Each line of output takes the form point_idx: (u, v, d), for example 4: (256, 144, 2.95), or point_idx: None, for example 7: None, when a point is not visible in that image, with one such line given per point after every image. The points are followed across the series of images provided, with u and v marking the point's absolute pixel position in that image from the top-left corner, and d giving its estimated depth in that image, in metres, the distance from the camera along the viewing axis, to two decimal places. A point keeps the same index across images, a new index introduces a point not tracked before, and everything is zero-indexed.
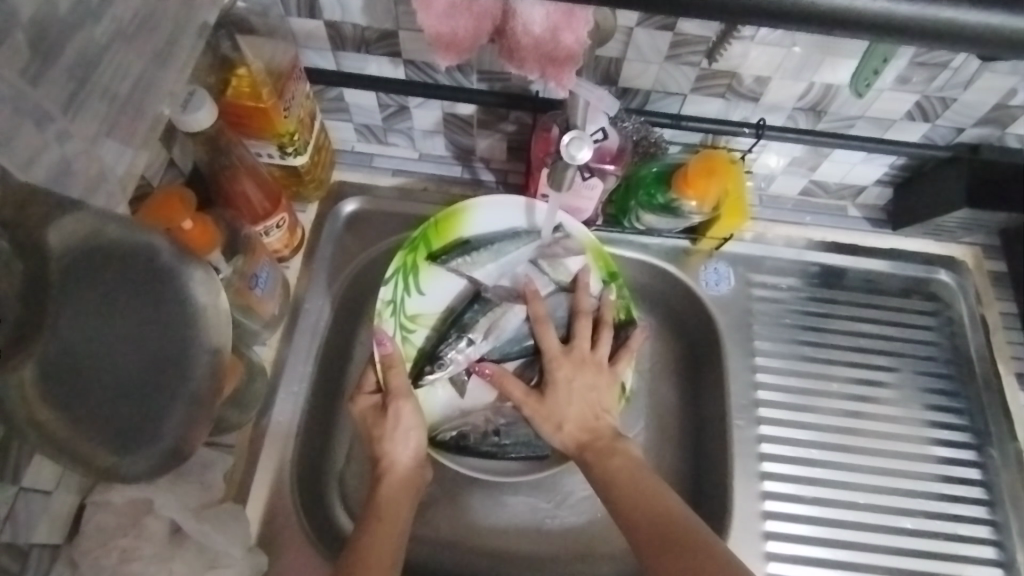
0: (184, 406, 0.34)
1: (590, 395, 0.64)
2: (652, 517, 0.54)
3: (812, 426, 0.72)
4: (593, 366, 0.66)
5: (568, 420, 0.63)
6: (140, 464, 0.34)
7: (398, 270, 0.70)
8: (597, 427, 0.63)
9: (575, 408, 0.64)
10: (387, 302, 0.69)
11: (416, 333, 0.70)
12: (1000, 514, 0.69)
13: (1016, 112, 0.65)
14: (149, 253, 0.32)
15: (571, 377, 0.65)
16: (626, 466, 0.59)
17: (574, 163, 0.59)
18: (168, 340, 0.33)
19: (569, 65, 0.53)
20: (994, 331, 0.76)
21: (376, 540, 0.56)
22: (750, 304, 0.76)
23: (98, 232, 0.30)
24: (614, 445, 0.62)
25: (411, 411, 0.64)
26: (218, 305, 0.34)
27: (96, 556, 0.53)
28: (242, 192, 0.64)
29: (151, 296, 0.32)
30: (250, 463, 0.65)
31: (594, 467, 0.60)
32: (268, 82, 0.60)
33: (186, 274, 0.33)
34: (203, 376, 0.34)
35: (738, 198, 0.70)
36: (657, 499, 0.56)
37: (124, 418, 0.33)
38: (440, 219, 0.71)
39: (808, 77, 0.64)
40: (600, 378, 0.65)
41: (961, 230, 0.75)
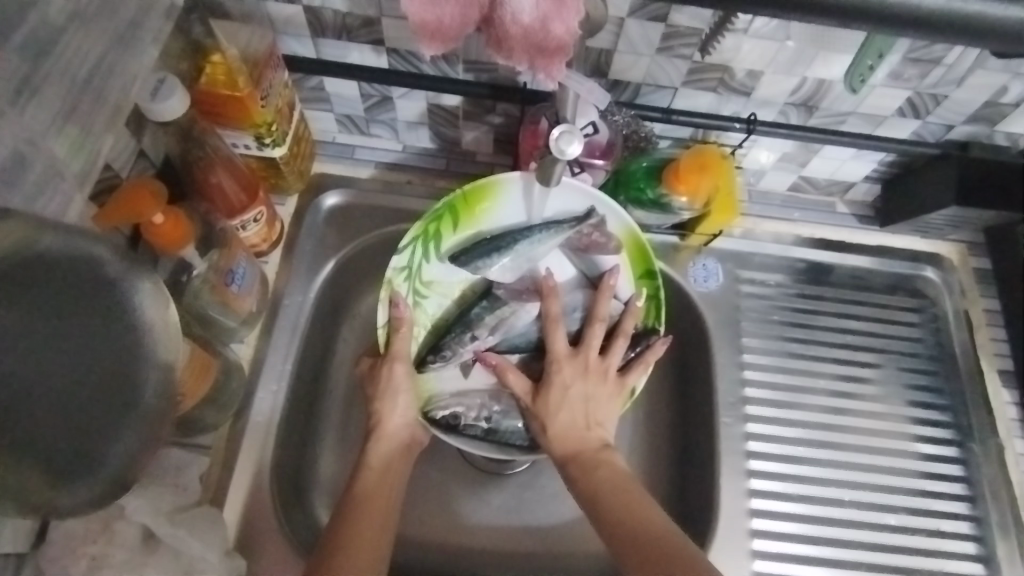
0: (134, 425, 0.33)
1: (584, 404, 0.62)
2: (621, 504, 0.55)
3: (798, 423, 0.72)
4: (597, 374, 0.64)
5: (556, 426, 0.62)
6: (81, 492, 0.33)
7: (418, 238, 0.68)
8: (587, 438, 0.61)
9: (567, 416, 0.62)
10: (402, 268, 0.68)
11: (428, 300, 0.70)
12: (981, 509, 0.70)
13: (1006, 109, 0.65)
14: (94, 264, 0.33)
15: (569, 383, 0.63)
16: (613, 481, 0.57)
17: (564, 157, 0.56)
18: (121, 355, 0.33)
19: (560, 55, 0.52)
20: (978, 328, 0.76)
21: (361, 529, 0.55)
22: (738, 300, 0.76)
23: (29, 240, 0.32)
24: (600, 457, 0.60)
25: (404, 374, 0.65)
26: (166, 317, 0.34)
27: (64, 565, 0.51)
28: (216, 183, 0.61)
29: (95, 305, 0.32)
30: (227, 464, 0.63)
31: (579, 480, 0.58)
32: (243, 70, 0.57)
33: (131, 284, 0.33)
34: (155, 396, 0.33)
35: (729, 194, 0.69)
36: (626, 488, 0.57)
37: (70, 441, 0.32)
38: (470, 191, 0.68)
39: (801, 72, 0.63)
40: (600, 388, 0.63)
41: (948, 227, 0.75)
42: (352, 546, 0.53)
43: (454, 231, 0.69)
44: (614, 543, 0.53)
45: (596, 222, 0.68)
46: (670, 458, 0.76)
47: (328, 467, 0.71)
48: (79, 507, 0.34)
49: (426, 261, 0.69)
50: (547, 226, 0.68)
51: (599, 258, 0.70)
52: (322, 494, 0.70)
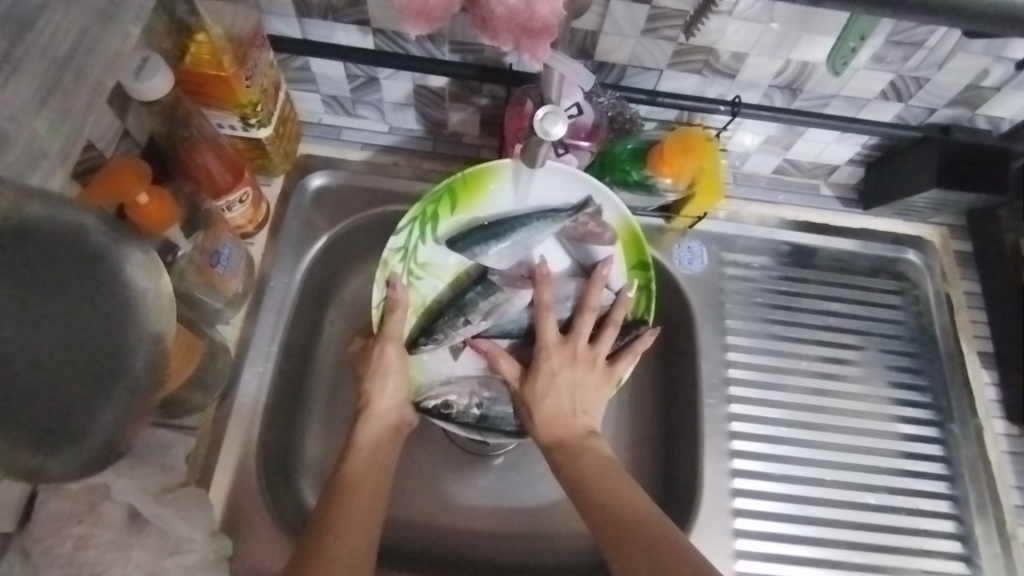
0: (120, 398, 0.33)
1: (570, 392, 0.63)
2: (604, 490, 0.56)
3: (781, 404, 0.73)
4: (585, 363, 0.64)
5: (542, 412, 0.62)
6: (69, 460, 0.33)
7: (416, 219, 0.68)
8: (573, 425, 0.62)
9: (553, 404, 0.62)
10: (398, 249, 0.68)
11: (423, 281, 0.69)
12: (960, 489, 0.71)
13: (987, 93, 0.66)
14: (81, 235, 0.33)
15: (556, 371, 0.63)
16: (593, 460, 0.59)
17: (550, 138, 0.56)
18: (108, 325, 0.33)
19: (544, 36, 0.52)
20: (958, 310, 0.77)
21: (351, 508, 0.56)
22: (723, 283, 0.76)
23: (15, 211, 0.32)
24: (584, 444, 0.60)
25: (395, 356, 0.65)
26: (159, 289, 0.34)
27: (50, 544, 0.51)
28: (202, 164, 0.61)
29: (85, 275, 0.33)
30: (212, 445, 0.63)
31: (564, 466, 0.59)
32: (228, 49, 0.57)
33: (121, 254, 0.33)
34: (142, 365, 0.33)
35: (713, 176, 0.69)
36: (612, 474, 0.57)
37: (54, 407, 0.32)
38: (471, 175, 0.68)
39: (784, 55, 0.63)
40: (587, 376, 0.64)
41: (930, 210, 0.76)
42: (337, 531, 0.54)
43: (451, 213, 0.69)
44: (595, 523, 0.54)
45: (591, 212, 0.69)
46: (654, 439, 0.76)
47: (314, 448, 0.71)
48: (68, 475, 0.33)
49: (422, 243, 0.69)
50: (544, 218, 0.68)
51: (594, 248, 0.70)
52: (308, 475, 0.70)
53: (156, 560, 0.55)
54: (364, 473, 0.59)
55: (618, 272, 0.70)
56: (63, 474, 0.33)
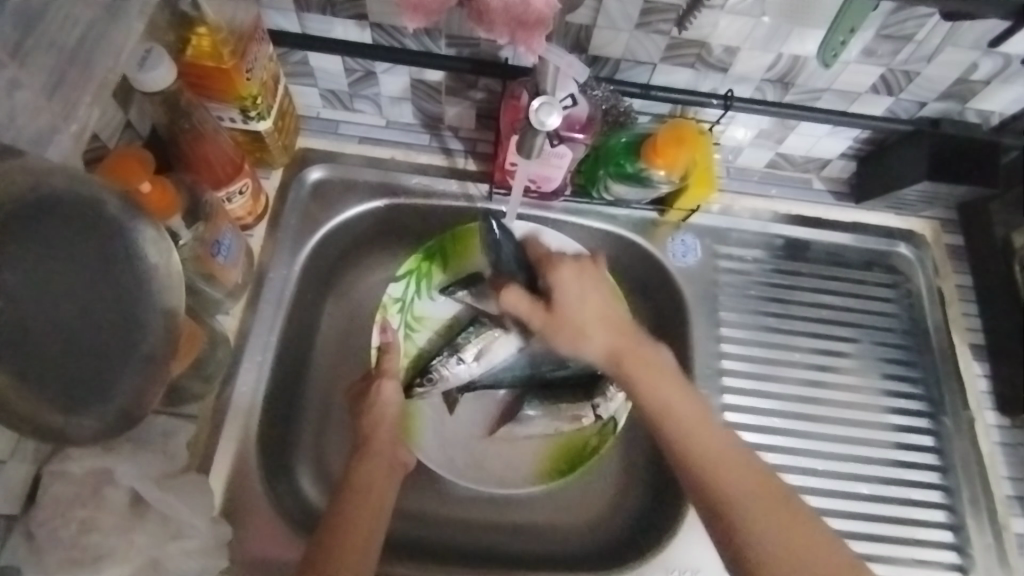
0: (137, 363, 0.40)
1: (593, 295, 0.65)
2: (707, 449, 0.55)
3: (775, 394, 0.73)
4: (592, 273, 0.66)
5: (581, 320, 0.64)
6: (91, 421, 0.39)
7: (411, 272, 0.76)
8: (626, 356, 0.62)
9: (604, 345, 0.63)
10: (397, 300, 0.75)
11: (419, 334, 0.75)
12: (952, 480, 0.72)
13: (977, 86, 0.67)
14: (94, 205, 0.37)
15: (583, 323, 0.64)
16: (699, 428, 0.57)
17: (544, 129, 0.58)
18: (127, 301, 0.39)
19: (539, 28, 0.54)
20: (950, 303, 0.78)
21: (357, 519, 0.58)
22: (716, 276, 0.77)
23: (40, 182, 0.35)
24: (646, 355, 0.62)
25: (393, 389, 0.68)
26: (168, 263, 0.39)
27: (53, 527, 0.51)
28: (203, 156, 0.62)
29: (105, 252, 0.38)
30: (212, 433, 0.64)
31: (629, 372, 0.61)
32: (228, 42, 0.58)
33: (133, 228, 0.38)
34: (157, 334, 0.40)
35: (705, 168, 0.70)
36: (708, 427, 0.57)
37: (79, 373, 0.38)
38: (458, 232, 0.76)
39: (776, 49, 0.64)
40: (588, 272, 0.66)
41: (921, 204, 0.77)
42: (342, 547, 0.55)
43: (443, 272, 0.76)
44: (738, 534, 0.52)
45: None
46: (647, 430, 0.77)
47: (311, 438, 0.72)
48: (88, 437, 0.40)
49: (418, 296, 0.75)
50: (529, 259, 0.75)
51: None
52: (306, 464, 0.71)
53: (157, 543, 0.55)
54: (368, 484, 0.61)
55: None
56: (81, 433, 0.39)
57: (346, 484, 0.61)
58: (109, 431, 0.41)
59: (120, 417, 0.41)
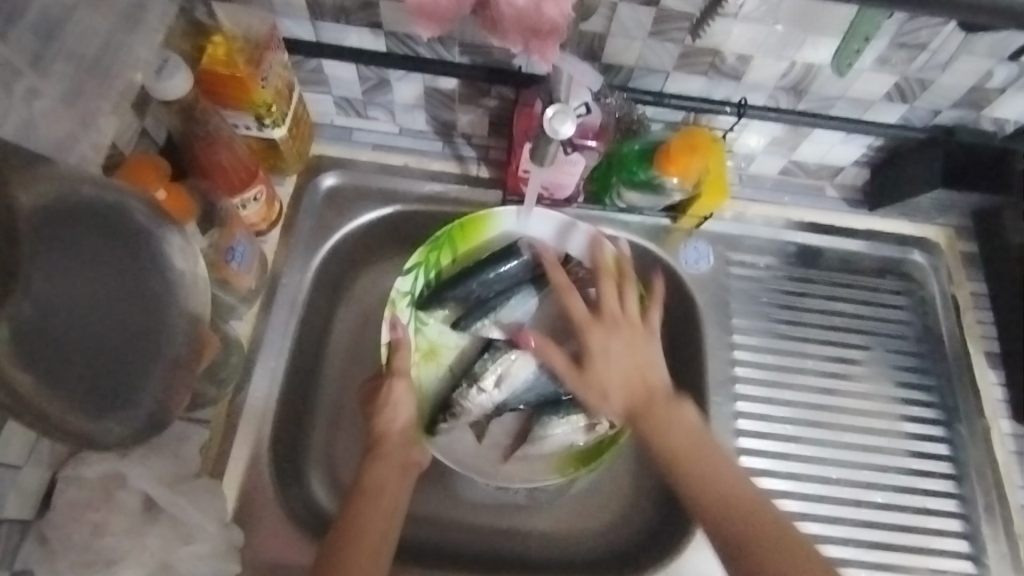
0: (161, 367, 0.40)
1: (629, 357, 0.59)
2: (718, 487, 0.54)
3: (787, 402, 0.73)
4: (629, 326, 0.61)
5: (611, 388, 0.59)
6: (114, 426, 0.39)
7: (420, 263, 0.72)
8: (652, 392, 0.58)
9: (620, 375, 0.59)
10: (404, 293, 0.72)
11: (429, 326, 0.73)
12: (967, 489, 0.71)
13: (991, 94, 0.67)
14: (124, 213, 0.37)
15: (607, 345, 0.60)
16: (734, 493, 0.53)
17: (557, 137, 0.58)
18: (153, 305, 0.39)
19: (553, 37, 0.54)
20: (964, 310, 0.78)
21: (365, 526, 0.57)
22: (728, 282, 0.77)
23: (73, 190, 0.35)
24: (669, 407, 0.57)
25: (404, 390, 0.66)
26: (193, 270, 0.40)
27: (67, 531, 0.52)
28: (218, 162, 0.62)
29: (132, 262, 0.38)
30: (225, 438, 0.64)
31: (648, 433, 0.57)
32: (245, 51, 0.59)
33: (162, 237, 0.39)
34: (181, 343, 0.40)
35: (719, 176, 0.70)
36: (708, 458, 0.55)
37: (107, 382, 0.38)
38: (468, 220, 0.72)
39: (790, 57, 0.64)
40: (637, 338, 0.60)
41: (935, 211, 0.77)
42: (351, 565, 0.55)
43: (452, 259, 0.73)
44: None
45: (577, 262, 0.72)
46: None
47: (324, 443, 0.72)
48: (107, 441, 0.40)
49: (426, 287, 0.72)
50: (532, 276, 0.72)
51: None
52: (318, 469, 0.71)
53: (170, 547, 0.56)
54: (381, 485, 0.61)
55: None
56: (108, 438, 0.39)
57: (358, 488, 0.60)
58: (139, 436, 0.41)
59: (149, 422, 0.41)
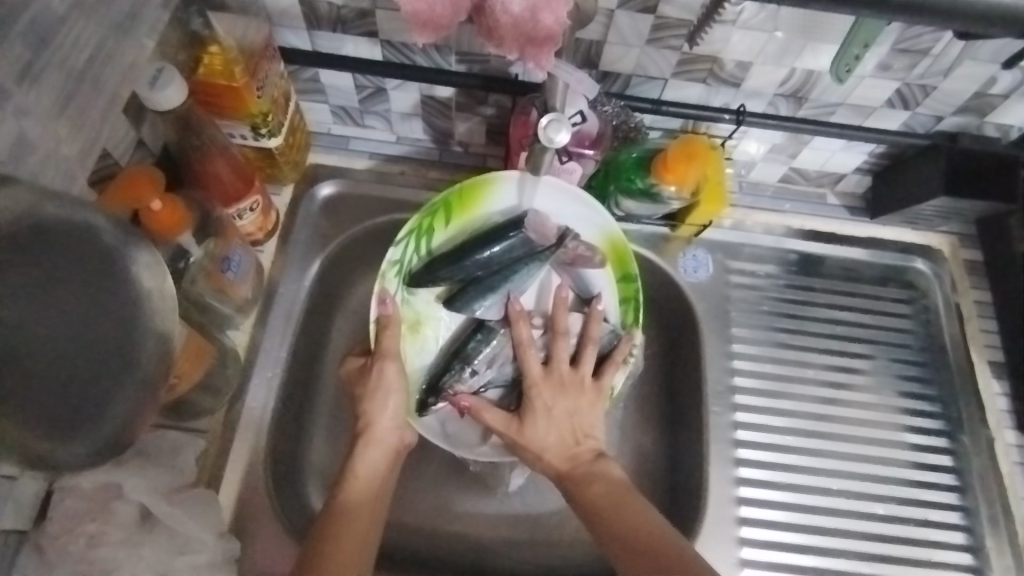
0: (132, 388, 0.34)
1: (568, 420, 0.63)
2: (629, 527, 0.55)
3: (787, 412, 0.72)
4: (574, 387, 0.65)
5: (547, 450, 0.63)
6: (82, 447, 0.34)
7: (412, 232, 0.69)
8: (579, 453, 0.63)
9: (555, 436, 0.63)
10: (394, 262, 0.69)
11: (417, 296, 0.71)
12: (971, 500, 0.70)
13: (995, 100, 0.66)
14: (91, 233, 0.34)
15: (551, 405, 0.63)
16: (640, 528, 0.55)
17: (552, 146, 0.57)
18: (114, 321, 0.34)
19: (548, 45, 0.54)
20: (968, 319, 0.77)
21: (341, 547, 0.55)
22: (728, 291, 0.76)
23: (35, 209, 0.33)
24: (593, 470, 0.61)
25: (394, 372, 0.65)
26: (163, 288, 0.35)
27: (63, 542, 0.52)
28: (213, 173, 0.62)
29: (95, 275, 0.34)
30: (221, 448, 0.64)
31: (575, 493, 0.60)
32: (240, 60, 0.58)
33: (130, 254, 0.35)
34: (151, 363, 0.35)
35: (717, 185, 0.70)
36: (629, 508, 0.57)
37: (63, 401, 0.33)
38: (466, 188, 0.69)
39: (789, 64, 0.63)
40: (580, 401, 0.64)
41: (938, 218, 0.76)
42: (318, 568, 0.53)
43: (446, 226, 0.70)
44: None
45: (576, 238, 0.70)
46: (657, 444, 0.76)
47: (321, 452, 0.72)
48: (78, 462, 0.35)
49: (416, 257, 0.70)
50: (527, 251, 0.68)
51: (588, 276, 0.72)
52: (315, 480, 0.71)
53: (163, 559, 0.56)
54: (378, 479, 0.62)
55: (610, 290, 0.73)
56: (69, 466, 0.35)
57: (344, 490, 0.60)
58: (101, 457, 0.36)
59: (111, 445, 0.35)
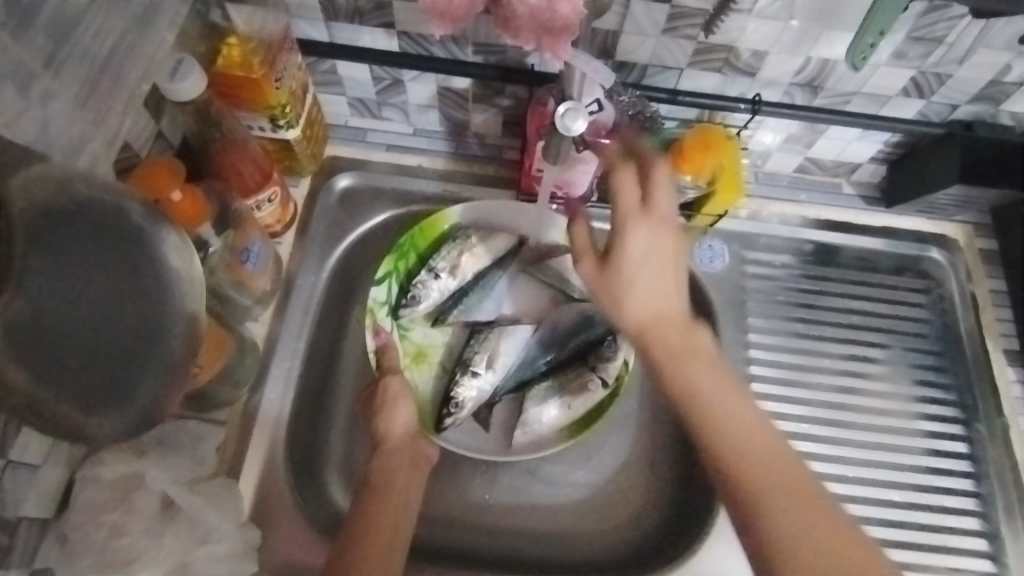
0: (158, 371, 0.37)
1: (661, 257, 0.51)
2: (744, 443, 0.46)
3: (803, 401, 0.73)
4: (664, 221, 0.52)
5: (642, 299, 0.51)
6: (111, 422, 0.36)
7: (388, 273, 0.70)
8: (674, 313, 0.51)
9: (650, 280, 0.51)
10: (382, 303, 0.70)
11: (413, 330, 0.72)
12: (987, 487, 0.70)
13: (1010, 88, 0.66)
14: (121, 214, 0.36)
15: (645, 237, 0.51)
16: (788, 477, 0.44)
17: (569, 134, 0.57)
18: (144, 305, 0.36)
19: (566, 35, 0.54)
20: (984, 308, 0.77)
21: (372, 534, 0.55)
22: (744, 281, 0.77)
23: (63, 188, 0.34)
24: (689, 334, 0.50)
25: (400, 386, 0.65)
26: (191, 267, 0.38)
27: (85, 531, 0.53)
28: (231, 164, 0.62)
29: (126, 254, 0.36)
30: (241, 439, 0.64)
31: (672, 351, 0.49)
32: (258, 52, 0.59)
33: (156, 235, 0.37)
34: (178, 343, 0.37)
35: (733, 173, 0.69)
36: (747, 426, 0.46)
37: (96, 378, 0.36)
38: (426, 223, 0.71)
39: (805, 52, 0.63)
40: (676, 235, 0.52)
41: (953, 208, 0.76)
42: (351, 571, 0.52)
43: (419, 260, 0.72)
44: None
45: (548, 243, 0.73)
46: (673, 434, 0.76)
47: None
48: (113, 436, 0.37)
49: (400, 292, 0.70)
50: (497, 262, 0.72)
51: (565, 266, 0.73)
52: (336, 469, 0.68)
53: (185, 548, 0.56)
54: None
55: None
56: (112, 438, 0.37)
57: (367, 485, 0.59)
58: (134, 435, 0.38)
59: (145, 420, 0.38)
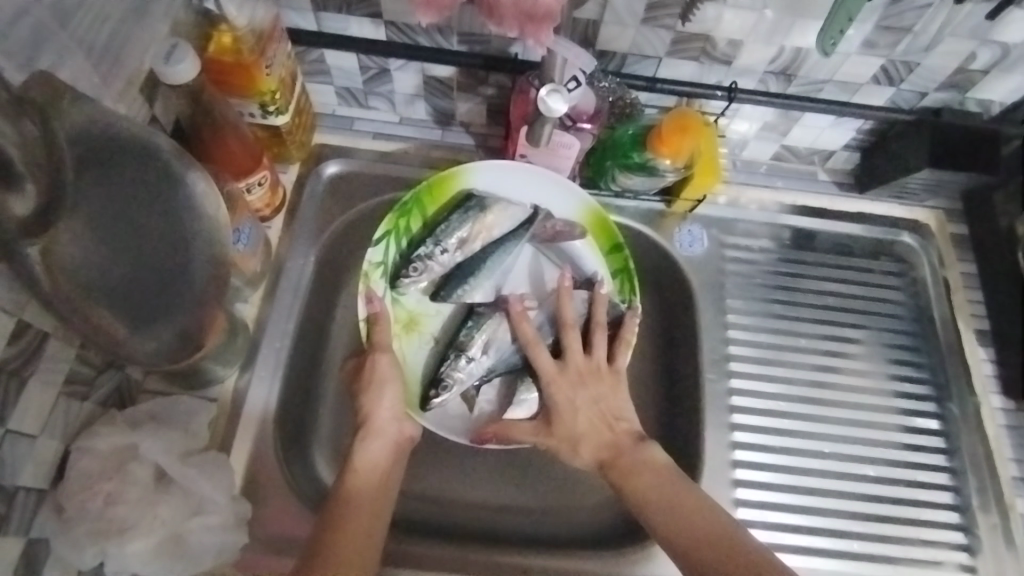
0: (192, 306, 0.46)
1: (593, 409, 0.65)
2: (694, 534, 0.56)
3: (781, 379, 0.75)
4: (592, 374, 0.66)
5: (581, 442, 0.65)
6: (147, 340, 0.45)
7: (388, 233, 0.70)
8: (616, 439, 0.64)
9: (588, 428, 0.65)
10: (377, 264, 0.70)
11: (408, 295, 0.72)
12: (958, 461, 0.72)
13: (975, 76, 0.68)
14: (149, 152, 0.43)
15: (573, 397, 0.65)
16: (712, 544, 0.56)
17: (552, 115, 0.62)
18: (178, 241, 0.44)
19: (547, 22, 0.56)
20: (955, 291, 0.79)
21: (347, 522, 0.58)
22: (723, 265, 0.79)
23: (99, 122, 0.42)
24: (632, 458, 0.63)
25: (389, 365, 0.67)
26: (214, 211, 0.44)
27: (82, 499, 0.53)
28: (224, 147, 0.63)
29: (159, 189, 0.43)
30: (232, 417, 0.65)
31: (622, 485, 0.62)
32: (249, 41, 0.60)
33: (189, 176, 0.43)
34: (202, 279, 0.45)
35: (711, 158, 0.72)
36: (694, 514, 0.58)
37: (140, 298, 0.45)
38: (436, 183, 0.72)
39: (779, 41, 0.66)
40: (601, 386, 0.66)
41: (924, 193, 0.79)
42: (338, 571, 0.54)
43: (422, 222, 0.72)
44: None
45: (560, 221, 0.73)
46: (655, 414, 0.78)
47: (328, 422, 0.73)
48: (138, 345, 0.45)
49: (399, 256, 0.71)
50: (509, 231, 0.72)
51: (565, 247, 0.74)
52: (322, 447, 0.71)
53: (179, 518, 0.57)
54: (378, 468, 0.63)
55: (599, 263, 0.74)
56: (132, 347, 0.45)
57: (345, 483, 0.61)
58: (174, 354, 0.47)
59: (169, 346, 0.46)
